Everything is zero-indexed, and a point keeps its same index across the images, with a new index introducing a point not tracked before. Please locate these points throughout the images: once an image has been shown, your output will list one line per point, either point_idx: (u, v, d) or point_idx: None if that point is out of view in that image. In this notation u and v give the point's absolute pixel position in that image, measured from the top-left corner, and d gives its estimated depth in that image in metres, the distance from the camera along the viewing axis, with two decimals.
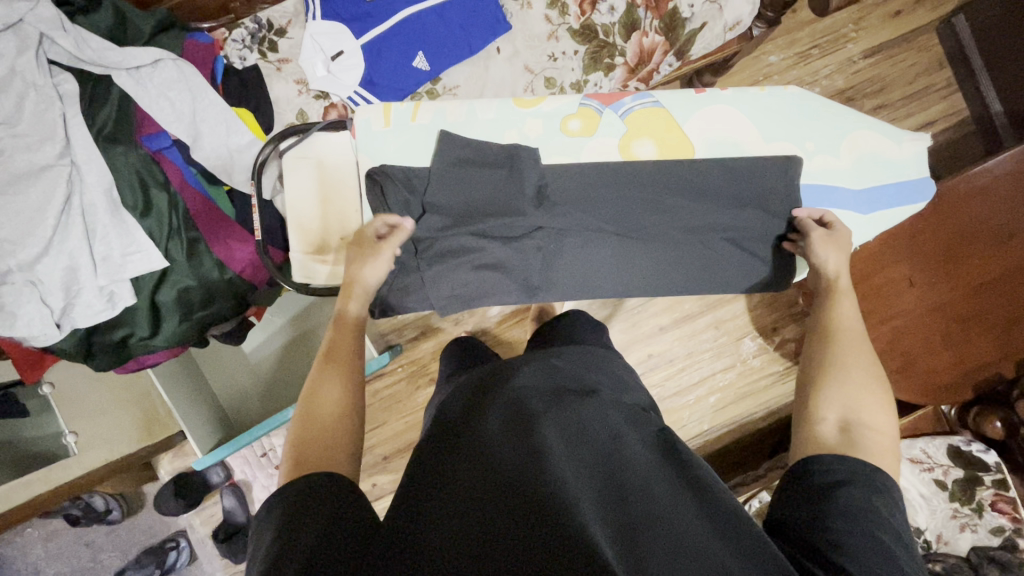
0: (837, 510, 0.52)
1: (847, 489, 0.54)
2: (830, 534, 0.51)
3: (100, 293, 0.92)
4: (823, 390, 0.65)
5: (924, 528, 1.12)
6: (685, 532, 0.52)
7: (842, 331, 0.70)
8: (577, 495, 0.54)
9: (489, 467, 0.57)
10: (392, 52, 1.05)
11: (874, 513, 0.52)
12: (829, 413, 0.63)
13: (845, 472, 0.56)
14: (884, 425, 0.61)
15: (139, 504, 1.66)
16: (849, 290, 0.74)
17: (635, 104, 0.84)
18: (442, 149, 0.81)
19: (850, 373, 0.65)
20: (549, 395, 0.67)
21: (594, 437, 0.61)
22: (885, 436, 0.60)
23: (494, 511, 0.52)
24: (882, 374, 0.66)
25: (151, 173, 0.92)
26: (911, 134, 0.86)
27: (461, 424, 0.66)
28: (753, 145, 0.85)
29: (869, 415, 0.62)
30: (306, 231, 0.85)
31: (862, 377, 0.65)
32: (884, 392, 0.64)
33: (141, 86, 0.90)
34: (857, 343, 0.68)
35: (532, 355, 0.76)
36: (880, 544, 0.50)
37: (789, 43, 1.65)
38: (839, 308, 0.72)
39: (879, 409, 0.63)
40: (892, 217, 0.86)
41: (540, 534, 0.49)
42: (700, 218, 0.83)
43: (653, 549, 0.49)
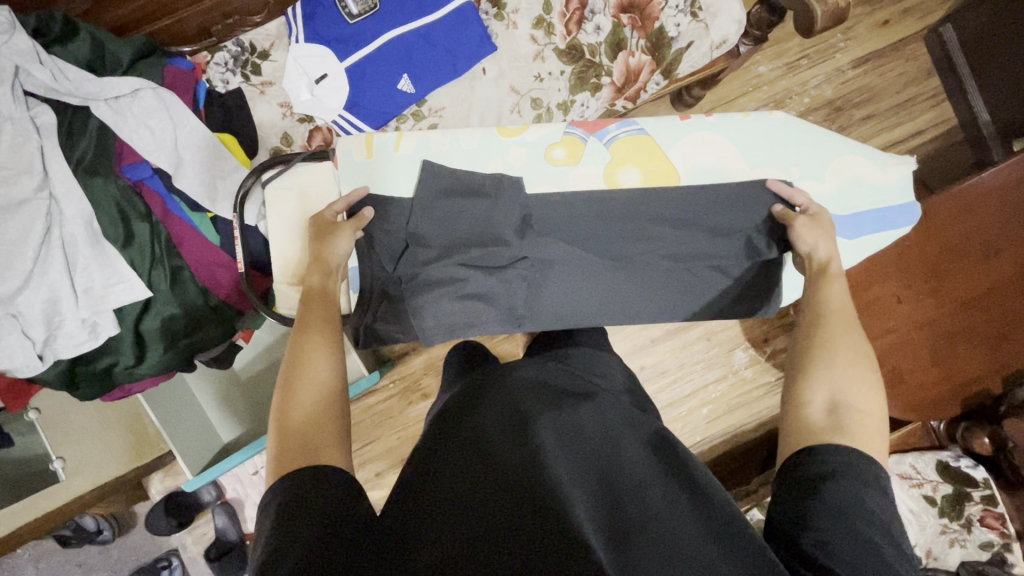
0: (828, 508, 0.52)
1: (842, 484, 0.53)
2: (814, 534, 0.51)
3: (82, 324, 0.91)
4: (809, 373, 0.65)
5: (914, 544, 1.13)
6: (679, 535, 0.51)
7: (830, 315, 0.69)
8: (572, 499, 0.53)
9: (488, 468, 0.57)
10: (376, 75, 1.04)
11: (861, 508, 0.52)
12: (815, 396, 0.63)
13: (839, 465, 0.55)
14: (870, 406, 0.61)
15: (130, 523, 1.65)
16: (841, 275, 0.72)
17: (620, 132, 0.83)
18: (425, 180, 0.80)
19: (836, 361, 0.65)
20: (545, 395, 0.67)
21: (591, 440, 0.61)
22: (871, 419, 0.60)
23: (492, 514, 0.52)
24: (872, 358, 0.65)
25: (131, 204, 0.90)
26: (896, 158, 0.86)
27: (458, 420, 0.65)
28: (738, 172, 0.84)
29: (857, 397, 0.62)
30: (289, 261, 0.83)
31: (848, 363, 0.64)
32: (873, 375, 0.64)
33: (121, 116, 0.89)
34: (846, 327, 0.68)
35: (529, 357, 0.76)
36: (866, 540, 0.50)
37: (778, 53, 1.65)
38: (829, 289, 0.71)
39: (867, 391, 0.62)
40: (875, 242, 0.87)
41: (537, 537, 0.49)
42: (685, 246, 0.82)
43: (645, 554, 0.49)
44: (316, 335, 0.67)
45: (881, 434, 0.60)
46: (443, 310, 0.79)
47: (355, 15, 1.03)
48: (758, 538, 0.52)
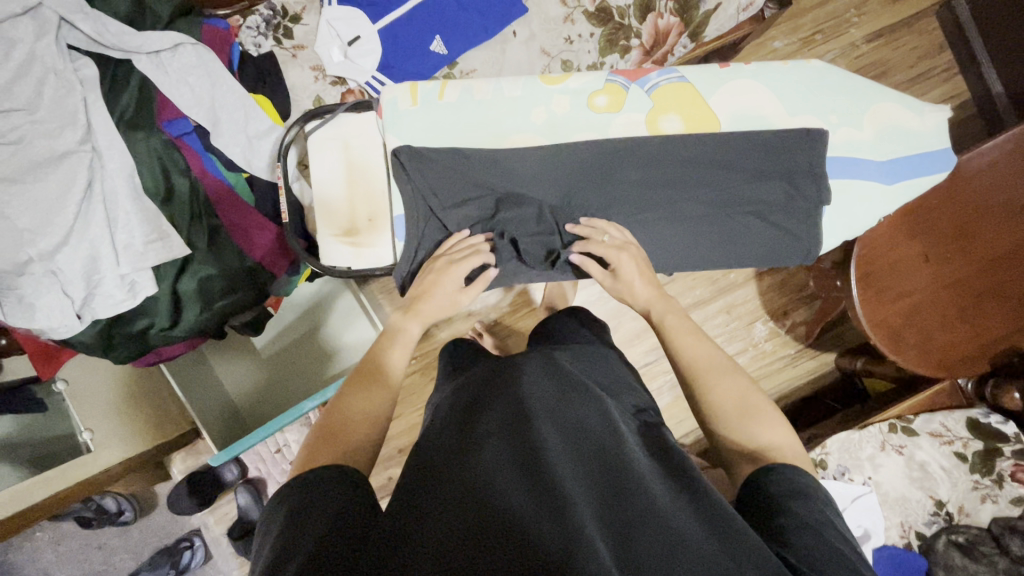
0: (794, 524, 0.51)
1: (802, 502, 0.53)
2: (794, 551, 0.49)
3: (121, 282, 0.90)
4: (724, 438, 0.62)
5: (946, 500, 1.14)
6: (681, 534, 0.49)
7: (694, 372, 0.66)
8: (574, 493, 0.51)
9: (488, 461, 0.54)
10: (409, 38, 1.05)
11: (829, 523, 0.51)
12: (742, 452, 0.60)
13: (796, 485, 0.54)
14: (779, 438, 0.60)
15: (151, 504, 1.64)
16: (665, 317, 0.72)
17: (661, 79, 0.84)
18: (470, 130, 0.81)
19: (731, 413, 0.62)
20: (549, 392, 0.64)
21: (592, 436, 0.59)
22: (790, 450, 0.59)
23: (498, 507, 0.49)
24: (761, 393, 0.64)
25: (172, 159, 0.92)
26: (931, 106, 0.87)
27: (462, 419, 0.63)
28: (777, 119, 0.85)
29: (763, 436, 0.60)
30: (333, 214, 0.84)
31: (738, 409, 0.63)
32: (773, 410, 0.63)
33: (162, 71, 0.89)
34: (710, 376, 0.65)
35: (533, 354, 0.74)
36: (846, 556, 0.48)
37: (793, 28, 1.67)
38: (682, 344, 0.69)
39: (767, 424, 0.61)
40: (915, 186, 0.87)
41: (540, 533, 0.46)
42: (725, 193, 0.84)
43: (647, 553, 0.46)
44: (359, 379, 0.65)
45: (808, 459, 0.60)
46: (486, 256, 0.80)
47: None
48: (758, 540, 0.49)
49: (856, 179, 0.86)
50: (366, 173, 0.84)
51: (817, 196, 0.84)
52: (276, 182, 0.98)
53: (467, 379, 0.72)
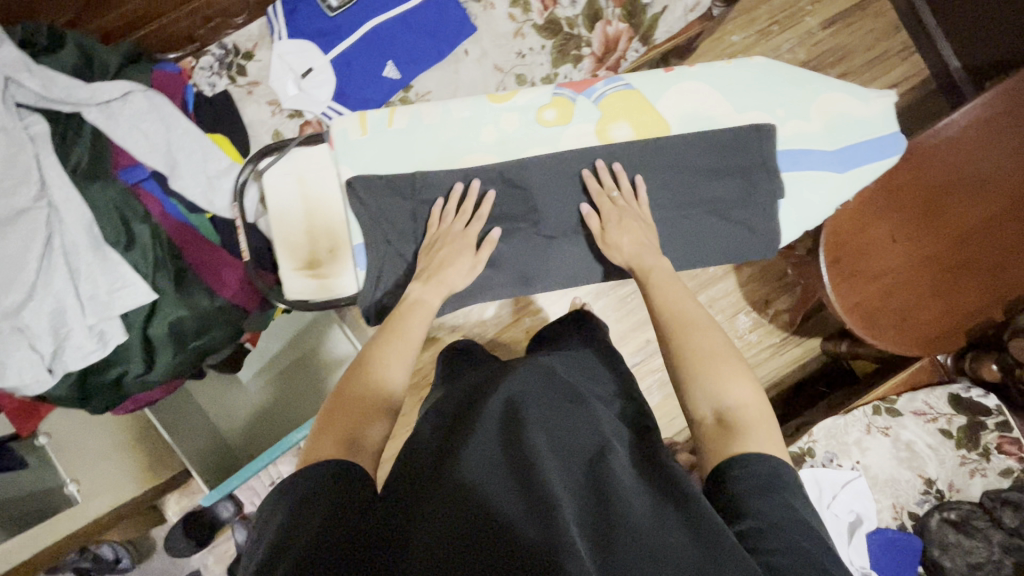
0: (763, 525, 0.49)
1: (769, 499, 0.51)
2: (762, 556, 0.47)
3: (90, 332, 0.90)
4: (687, 390, 0.63)
5: (936, 478, 1.14)
6: (665, 536, 0.48)
7: (672, 324, 0.68)
8: (563, 494, 0.50)
9: (482, 463, 0.53)
10: (362, 65, 1.06)
11: (801, 521, 0.50)
12: (703, 409, 0.61)
13: (765, 479, 0.53)
14: (744, 396, 0.61)
15: (149, 548, 1.63)
16: (659, 273, 0.75)
17: (608, 88, 0.84)
18: (422, 154, 0.82)
19: (699, 365, 0.64)
20: (544, 400, 0.64)
21: (583, 445, 0.58)
22: (753, 409, 0.60)
23: (488, 509, 0.48)
24: (733, 348, 0.66)
25: (129, 206, 0.91)
26: (877, 92, 0.89)
27: (451, 423, 0.62)
28: (726, 117, 0.86)
29: (726, 393, 0.61)
30: (293, 246, 0.84)
31: (708, 363, 0.64)
32: (739, 365, 0.64)
33: (113, 120, 0.90)
34: (686, 331, 0.67)
35: (529, 362, 0.74)
36: (811, 559, 0.47)
37: (749, 22, 1.69)
38: (665, 294, 0.72)
39: (738, 382, 0.62)
40: (868, 172, 0.88)
41: (529, 528, 0.46)
42: (682, 196, 0.85)
43: (630, 555, 0.46)
44: (350, 383, 0.63)
45: (770, 417, 0.61)
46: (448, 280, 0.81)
47: (334, 8, 1.04)
48: (738, 545, 0.47)
49: (807, 169, 0.87)
50: (323, 205, 0.84)
51: (768, 189, 0.84)
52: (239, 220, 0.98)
53: (463, 387, 0.73)
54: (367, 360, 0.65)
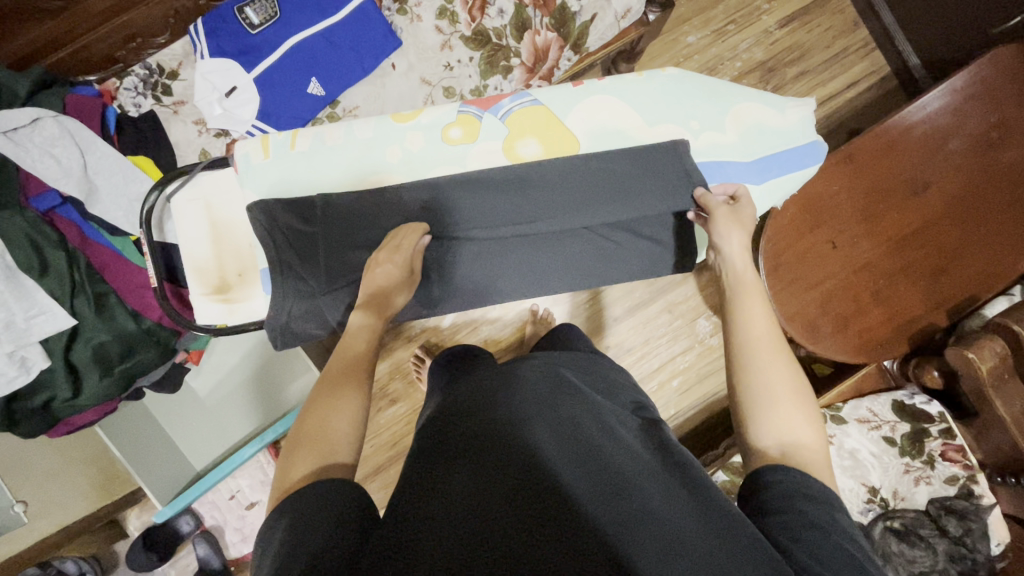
0: (800, 522, 0.51)
1: (811, 503, 0.53)
2: (801, 548, 0.50)
3: (10, 359, 0.91)
4: (755, 418, 0.61)
5: (880, 486, 1.12)
6: (679, 531, 0.50)
7: (758, 345, 0.65)
8: (574, 498, 0.51)
9: (488, 473, 0.55)
10: (286, 83, 1.05)
11: (837, 524, 0.51)
12: (765, 440, 0.60)
13: (806, 484, 0.55)
14: (814, 442, 0.60)
15: (113, 562, 1.64)
16: (752, 288, 0.71)
17: (514, 105, 0.83)
18: (326, 177, 0.81)
19: (776, 396, 0.61)
20: (544, 396, 0.65)
21: (587, 436, 0.59)
22: (819, 456, 0.59)
23: (498, 519, 0.50)
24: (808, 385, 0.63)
25: (42, 233, 0.91)
26: (793, 101, 0.87)
27: (453, 429, 0.63)
28: (636, 131, 0.85)
29: (795, 433, 0.60)
30: (202, 271, 0.84)
31: (788, 398, 0.61)
32: (810, 406, 0.62)
33: (22, 147, 0.89)
34: (769, 355, 0.64)
35: (534, 361, 0.75)
36: (848, 554, 0.49)
37: (704, 22, 1.66)
38: (748, 306, 0.69)
39: (805, 423, 0.60)
40: (785, 184, 0.87)
41: (541, 541, 0.48)
42: (593, 213, 0.84)
43: (647, 551, 0.47)
44: (342, 391, 0.64)
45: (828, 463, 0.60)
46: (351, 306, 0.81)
47: (256, 25, 1.02)
48: (757, 536, 0.50)
49: (722, 182, 0.85)
50: (231, 229, 0.84)
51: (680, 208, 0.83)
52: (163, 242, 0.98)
53: (465, 388, 0.73)
54: (339, 373, 0.66)
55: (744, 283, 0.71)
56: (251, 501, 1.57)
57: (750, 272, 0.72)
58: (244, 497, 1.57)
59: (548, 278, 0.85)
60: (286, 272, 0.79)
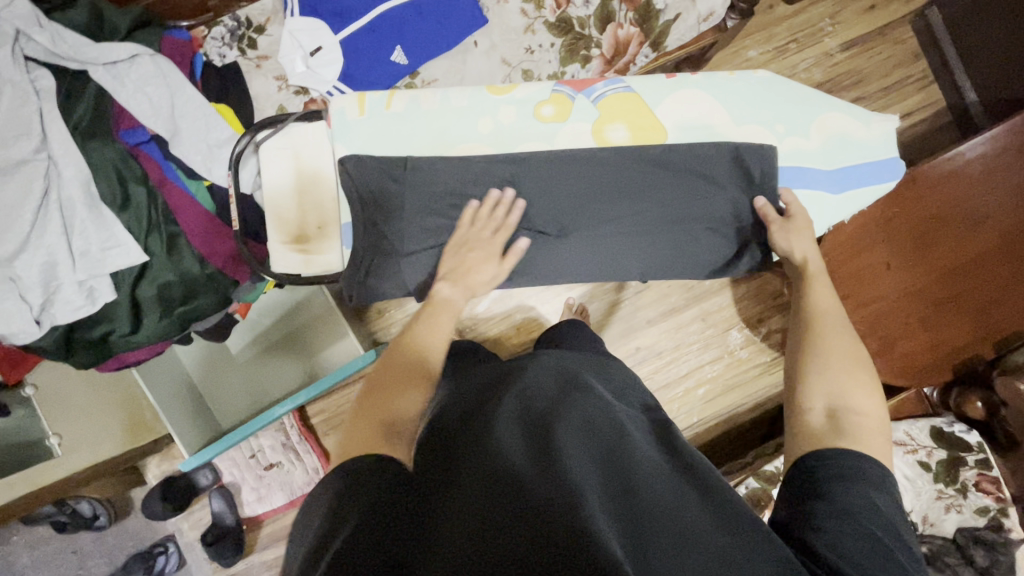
0: (831, 510, 0.53)
1: (846, 487, 0.55)
2: (825, 539, 0.51)
3: (80, 288, 0.93)
4: (806, 379, 0.66)
5: (911, 510, 1.13)
6: (691, 527, 0.52)
7: (814, 319, 0.72)
8: (589, 487, 0.53)
9: (504, 454, 0.56)
10: (371, 47, 1.06)
11: (871, 510, 0.53)
12: (816, 400, 0.64)
13: (843, 469, 0.56)
14: (867, 406, 0.63)
15: (126, 508, 1.64)
16: (821, 272, 0.77)
17: (607, 89, 0.85)
18: (416, 140, 0.82)
19: (828, 360, 0.67)
20: (558, 391, 0.66)
21: (601, 434, 0.61)
22: (872, 420, 0.61)
23: (514, 498, 0.50)
24: (866, 361, 0.67)
25: (128, 167, 0.92)
26: (879, 116, 0.88)
27: (471, 412, 0.66)
28: (724, 128, 0.86)
29: (851, 396, 0.63)
30: (284, 221, 0.85)
31: (841, 363, 0.66)
32: (868, 377, 0.65)
33: (119, 81, 0.91)
34: (824, 332, 0.70)
35: (545, 357, 0.77)
36: (876, 542, 0.51)
37: (767, 38, 1.68)
38: (815, 291, 0.75)
39: (860, 391, 0.64)
40: (862, 196, 0.88)
41: (558, 517, 0.48)
42: (679, 206, 0.85)
43: (658, 545, 0.50)
44: (406, 377, 0.65)
45: (886, 433, 0.62)
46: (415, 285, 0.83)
47: None
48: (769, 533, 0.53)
49: (803, 188, 0.86)
50: (316, 182, 0.85)
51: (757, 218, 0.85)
52: None
53: (486, 375, 0.76)
54: (411, 347, 0.69)
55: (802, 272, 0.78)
56: (270, 462, 1.58)
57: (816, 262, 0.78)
58: (264, 457, 1.58)
59: (621, 268, 0.87)
60: (369, 230, 0.81)
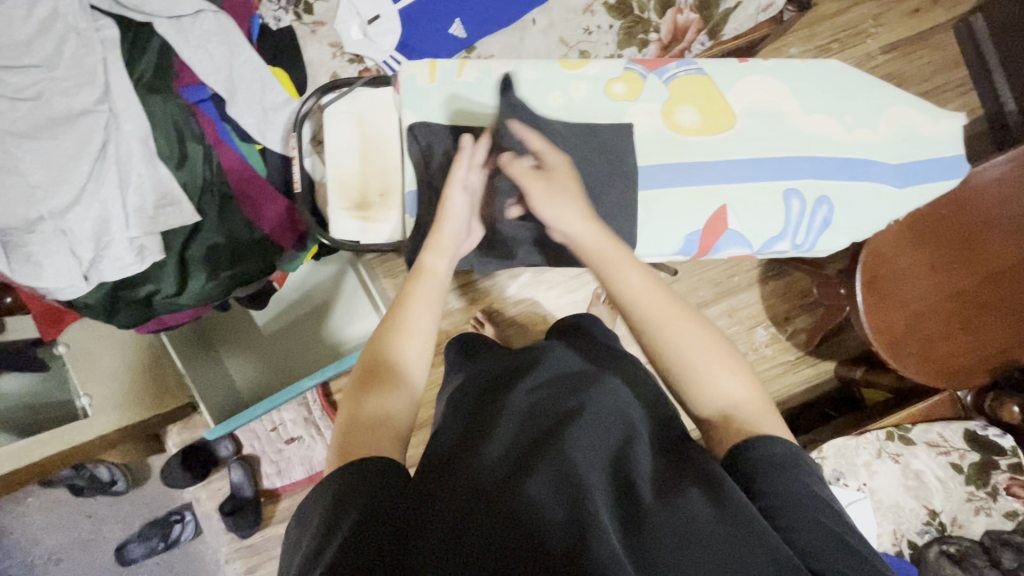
0: (779, 504, 0.51)
1: (784, 478, 0.53)
2: (785, 533, 0.49)
3: (130, 245, 0.90)
4: (687, 391, 0.63)
5: (940, 510, 1.14)
6: (696, 520, 0.48)
7: (654, 312, 0.65)
8: (591, 482, 0.50)
9: (507, 454, 0.55)
10: (429, 19, 1.05)
11: (812, 498, 0.51)
12: (708, 410, 0.62)
13: (776, 456, 0.55)
14: (738, 391, 0.61)
15: (144, 474, 1.64)
16: (617, 256, 0.69)
17: (679, 70, 0.85)
18: (485, 111, 0.82)
19: (691, 359, 0.63)
20: (564, 387, 0.65)
21: (605, 428, 0.58)
22: (752, 404, 0.61)
23: (514, 492, 0.49)
24: (715, 336, 0.65)
25: (187, 124, 0.91)
26: (947, 112, 0.88)
27: (478, 413, 0.65)
28: (793, 116, 0.85)
29: (727, 392, 0.61)
30: (345, 186, 0.84)
31: (702, 357, 0.63)
32: (725, 359, 0.63)
33: (182, 34, 0.89)
34: (670, 318, 0.64)
35: (555, 351, 0.77)
36: (831, 532, 0.48)
37: (810, 36, 1.67)
38: (625, 278, 0.67)
39: (729, 377, 0.62)
40: (926, 192, 0.87)
41: (557, 517, 0.46)
42: (748, 192, 0.83)
43: (662, 543, 0.46)
44: (382, 387, 0.62)
45: (769, 405, 0.61)
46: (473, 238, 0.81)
47: None
48: (768, 527, 0.48)
49: (869, 179, 0.85)
50: (380, 149, 0.85)
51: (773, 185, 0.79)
52: (289, 155, 0.98)
53: (493, 373, 0.76)
54: (387, 350, 0.65)
55: (610, 251, 0.70)
56: (290, 437, 1.57)
57: (607, 242, 0.71)
58: (285, 431, 1.57)
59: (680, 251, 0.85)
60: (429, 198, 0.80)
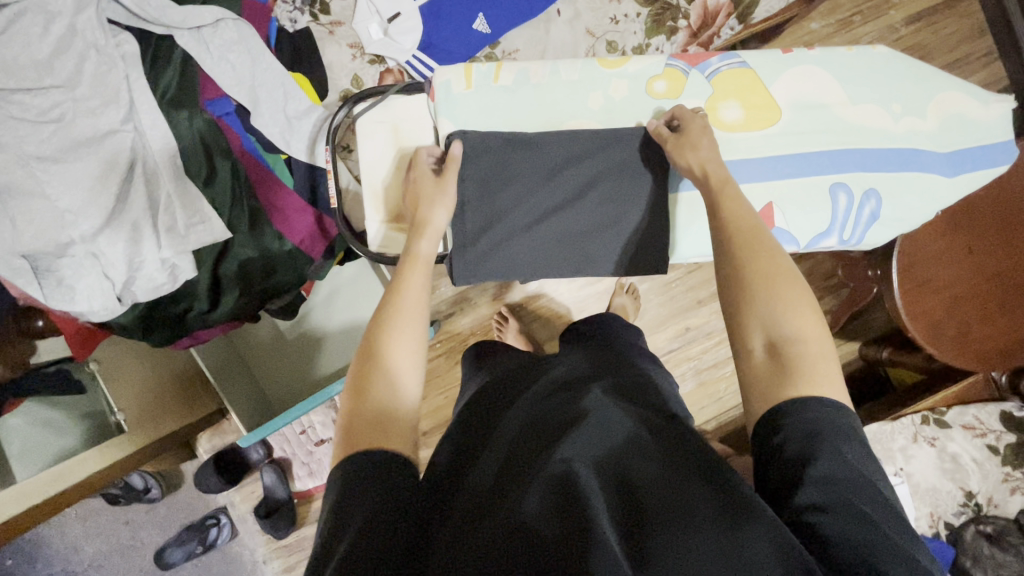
0: (814, 478, 0.47)
1: (823, 449, 0.48)
2: (811, 517, 0.45)
3: (162, 266, 0.89)
4: (747, 313, 0.58)
5: (976, 492, 1.15)
6: (700, 517, 0.45)
7: (742, 233, 0.62)
8: (589, 490, 0.48)
9: (504, 468, 0.53)
10: (452, 14, 1.01)
11: (855, 478, 0.47)
12: (757, 338, 0.57)
13: (815, 425, 0.49)
14: (805, 329, 0.56)
15: (177, 480, 1.66)
16: (722, 182, 0.68)
17: (723, 64, 0.82)
18: (524, 113, 0.81)
19: (767, 285, 0.58)
20: (561, 393, 0.63)
21: (604, 427, 0.55)
22: (811, 346, 0.55)
23: (507, 510, 0.47)
24: (797, 273, 0.60)
25: (214, 139, 0.90)
26: (996, 96, 0.86)
27: (482, 430, 0.63)
28: (841, 108, 0.83)
29: (791, 327, 0.56)
30: (381, 198, 0.82)
31: (784, 283, 0.58)
32: (802, 294, 0.58)
33: (204, 46, 0.87)
34: (753, 244, 0.61)
35: (563, 360, 0.75)
36: (869, 522, 0.44)
37: (832, 9, 1.60)
38: (731, 204, 0.66)
39: (799, 312, 0.56)
40: (975, 179, 0.85)
41: (552, 531, 0.44)
42: (803, 186, 0.81)
43: (665, 544, 0.43)
44: (378, 375, 0.57)
45: (830, 353, 0.55)
46: (517, 248, 0.79)
47: None
48: (774, 518, 0.45)
49: (918, 170, 0.83)
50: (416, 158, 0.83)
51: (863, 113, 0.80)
52: (315, 164, 0.96)
53: (504, 381, 0.74)
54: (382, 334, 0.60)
55: (718, 183, 0.68)
56: (321, 438, 1.57)
57: (704, 177, 0.70)
58: (315, 432, 1.56)
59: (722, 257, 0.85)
60: (465, 210, 0.78)
